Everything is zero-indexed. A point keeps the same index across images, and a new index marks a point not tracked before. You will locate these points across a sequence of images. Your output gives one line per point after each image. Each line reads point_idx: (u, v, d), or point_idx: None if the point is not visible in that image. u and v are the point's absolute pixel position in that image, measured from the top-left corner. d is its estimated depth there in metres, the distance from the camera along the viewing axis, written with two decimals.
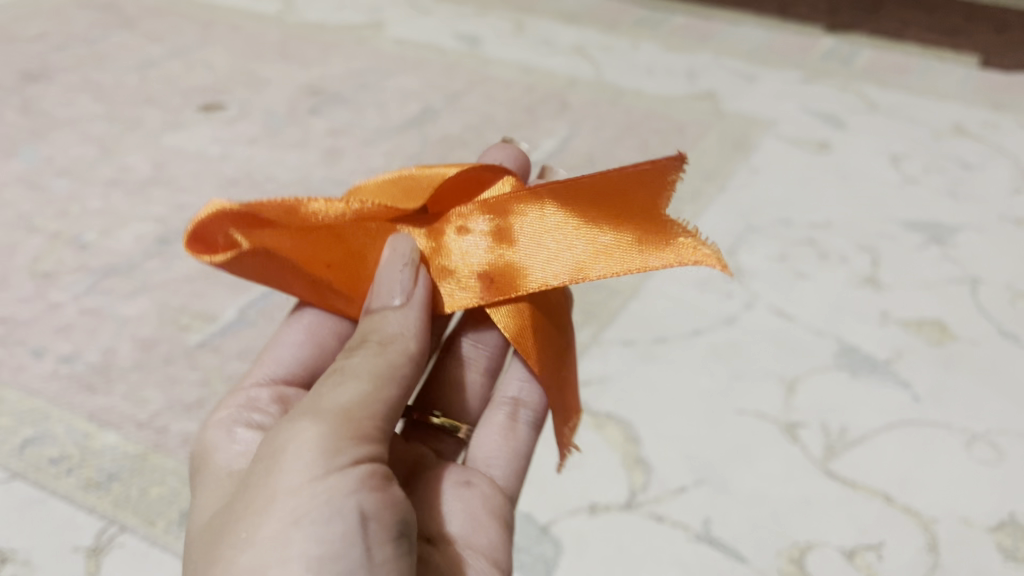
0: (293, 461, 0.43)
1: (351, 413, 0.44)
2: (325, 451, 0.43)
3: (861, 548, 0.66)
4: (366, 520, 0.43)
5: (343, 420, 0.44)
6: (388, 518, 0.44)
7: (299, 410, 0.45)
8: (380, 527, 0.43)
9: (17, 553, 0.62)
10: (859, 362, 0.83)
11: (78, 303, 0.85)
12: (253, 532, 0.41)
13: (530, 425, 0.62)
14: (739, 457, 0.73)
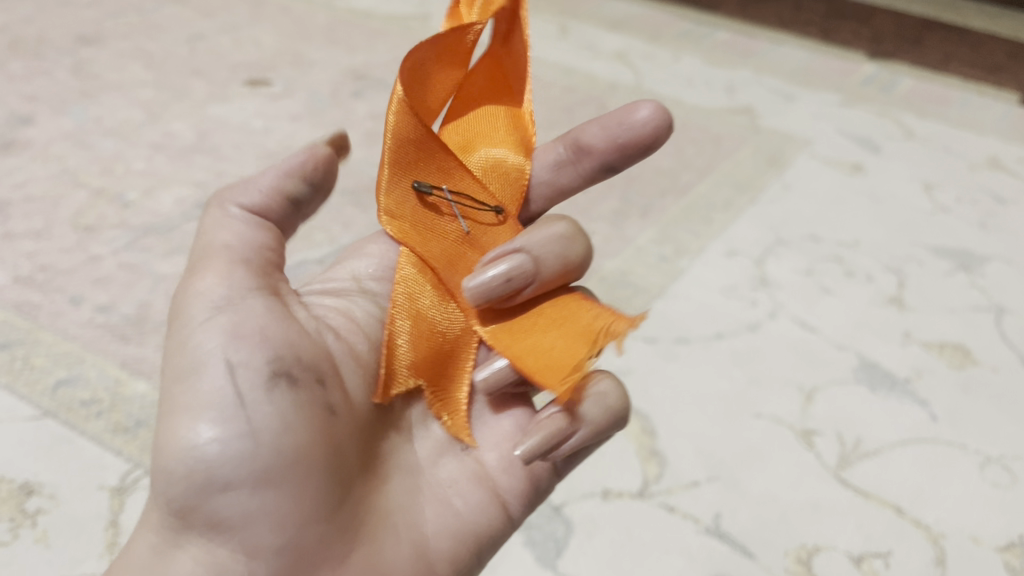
0: (194, 314, 0.46)
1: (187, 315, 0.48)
2: (175, 341, 0.46)
3: (869, 556, 0.66)
4: (236, 366, 0.44)
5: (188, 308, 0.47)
6: (260, 362, 0.44)
7: (216, 261, 0.48)
8: (250, 371, 0.44)
9: (44, 487, 0.64)
10: (879, 378, 0.83)
11: (118, 258, 0.87)
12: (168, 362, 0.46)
13: (484, 500, 0.52)
14: (753, 458, 0.73)
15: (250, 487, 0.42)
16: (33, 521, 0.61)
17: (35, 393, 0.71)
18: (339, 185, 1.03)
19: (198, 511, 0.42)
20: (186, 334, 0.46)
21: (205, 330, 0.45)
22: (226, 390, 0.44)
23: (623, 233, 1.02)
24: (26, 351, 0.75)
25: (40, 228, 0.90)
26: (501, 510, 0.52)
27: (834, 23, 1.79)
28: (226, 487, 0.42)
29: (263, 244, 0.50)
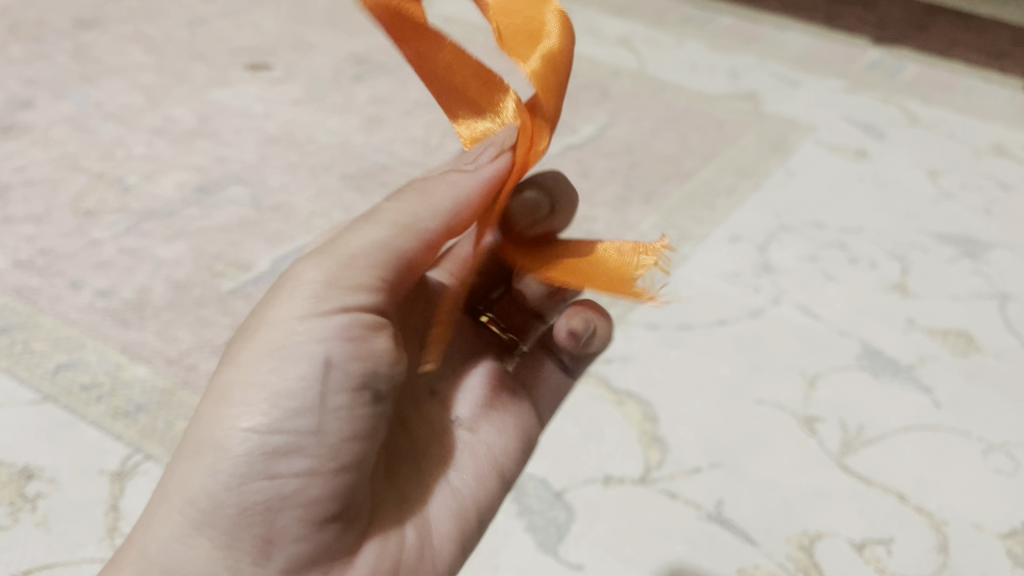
0: (297, 302, 0.46)
1: (301, 296, 0.46)
2: (272, 323, 0.46)
3: (871, 542, 0.66)
4: (328, 367, 0.45)
5: (299, 285, 0.46)
6: (353, 368, 0.46)
7: (328, 253, 0.47)
8: (340, 376, 0.46)
9: (44, 471, 0.63)
10: (881, 365, 0.83)
11: (118, 242, 0.87)
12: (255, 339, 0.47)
13: (493, 471, 0.55)
14: (756, 444, 0.73)
15: (308, 484, 0.45)
16: (34, 505, 0.61)
17: (35, 376, 0.71)
18: (340, 170, 1.03)
19: (236, 493, 0.44)
20: (283, 317, 0.46)
21: (315, 322, 0.46)
22: (308, 391, 0.45)
23: (625, 219, 1.01)
24: (26, 335, 0.74)
25: (40, 212, 0.90)
26: (502, 475, 0.56)
27: (839, 9, 1.78)
28: (272, 475, 0.45)
29: (389, 262, 0.47)
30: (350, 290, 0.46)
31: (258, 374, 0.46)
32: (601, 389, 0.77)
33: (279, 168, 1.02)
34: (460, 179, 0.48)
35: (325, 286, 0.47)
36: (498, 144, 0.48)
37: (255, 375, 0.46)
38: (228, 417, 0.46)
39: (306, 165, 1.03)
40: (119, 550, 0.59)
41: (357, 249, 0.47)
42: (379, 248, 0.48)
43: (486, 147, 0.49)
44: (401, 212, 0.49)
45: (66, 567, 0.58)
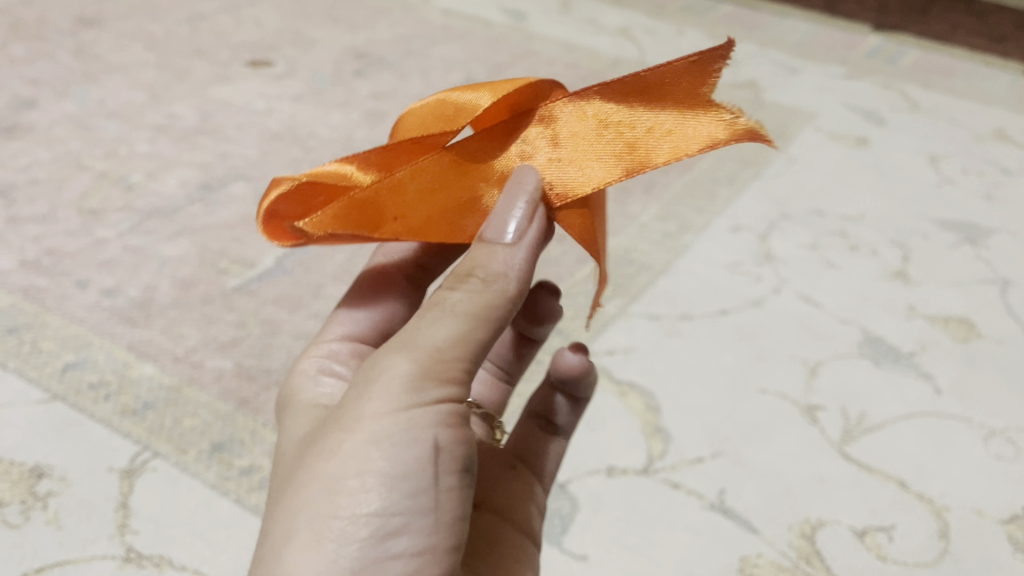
0: (376, 395, 0.40)
1: (377, 370, 0.41)
2: (347, 425, 0.40)
3: (872, 529, 0.66)
4: (442, 450, 0.40)
5: (379, 375, 0.40)
6: (459, 452, 0.41)
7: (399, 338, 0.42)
8: (452, 460, 0.41)
9: (54, 469, 0.64)
10: (883, 352, 0.83)
11: (123, 241, 0.87)
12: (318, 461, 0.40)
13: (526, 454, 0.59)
14: (759, 433, 0.74)
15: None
16: (44, 503, 0.62)
17: (43, 375, 0.71)
18: None
19: None
20: (368, 413, 0.40)
21: (403, 415, 0.39)
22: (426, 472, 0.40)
23: (626, 210, 1.01)
24: (34, 335, 0.75)
25: (45, 212, 0.91)
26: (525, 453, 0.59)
27: None
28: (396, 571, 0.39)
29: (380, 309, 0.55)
30: (442, 360, 0.40)
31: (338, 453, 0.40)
32: (604, 381, 0.78)
33: (281, 164, 1.02)
34: (506, 250, 0.41)
35: (401, 362, 0.40)
36: (533, 201, 0.42)
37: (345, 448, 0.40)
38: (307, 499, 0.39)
39: (308, 161, 1.03)
40: (130, 547, 0.60)
41: (426, 327, 0.40)
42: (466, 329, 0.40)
43: (519, 195, 0.42)
44: (454, 292, 0.41)
45: (78, 564, 0.58)
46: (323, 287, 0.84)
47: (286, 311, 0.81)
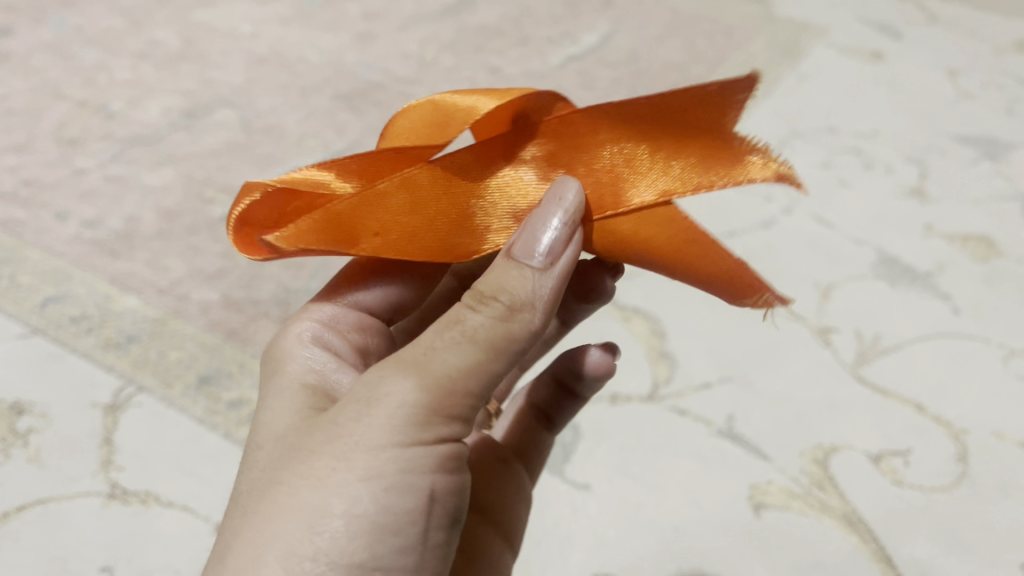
0: (377, 428, 0.37)
1: (381, 394, 0.37)
2: (339, 449, 0.37)
3: (887, 454, 0.63)
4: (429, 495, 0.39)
5: (391, 408, 0.37)
6: (446, 498, 0.41)
7: (407, 355, 0.38)
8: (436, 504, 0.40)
9: (35, 406, 0.62)
10: (899, 273, 0.80)
11: (104, 170, 0.84)
12: (306, 491, 0.37)
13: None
14: (770, 357, 0.71)
15: None
16: (25, 440, 0.59)
17: (23, 310, 0.69)
18: (332, 89, 0.99)
19: None
20: (365, 442, 0.37)
21: (403, 456, 0.37)
22: (410, 522, 0.39)
23: None
24: (12, 269, 0.72)
25: (22, 142, 0.87)
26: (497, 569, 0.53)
27: None
28: None
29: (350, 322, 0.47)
30: (453, 395, 0.38)
31: (323, 483, 0.37)
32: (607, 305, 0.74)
33: (268, 90, 0.98)
34: (535, 275, 0.38)
35: (410, 393, 0.37)
36: (570, 219, 0.38)
37: (324, 479, 0.37)
38: (279, 525, 0.36)
39: (296, 86, 0.99)
40: (114, 483, 0.57)
41: (443, 350, 0.38)
42: (461, 344, 0.37)
43: (556, 210, 0.38)
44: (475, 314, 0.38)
45: (61, 502, 0.56)
46: None
47: None
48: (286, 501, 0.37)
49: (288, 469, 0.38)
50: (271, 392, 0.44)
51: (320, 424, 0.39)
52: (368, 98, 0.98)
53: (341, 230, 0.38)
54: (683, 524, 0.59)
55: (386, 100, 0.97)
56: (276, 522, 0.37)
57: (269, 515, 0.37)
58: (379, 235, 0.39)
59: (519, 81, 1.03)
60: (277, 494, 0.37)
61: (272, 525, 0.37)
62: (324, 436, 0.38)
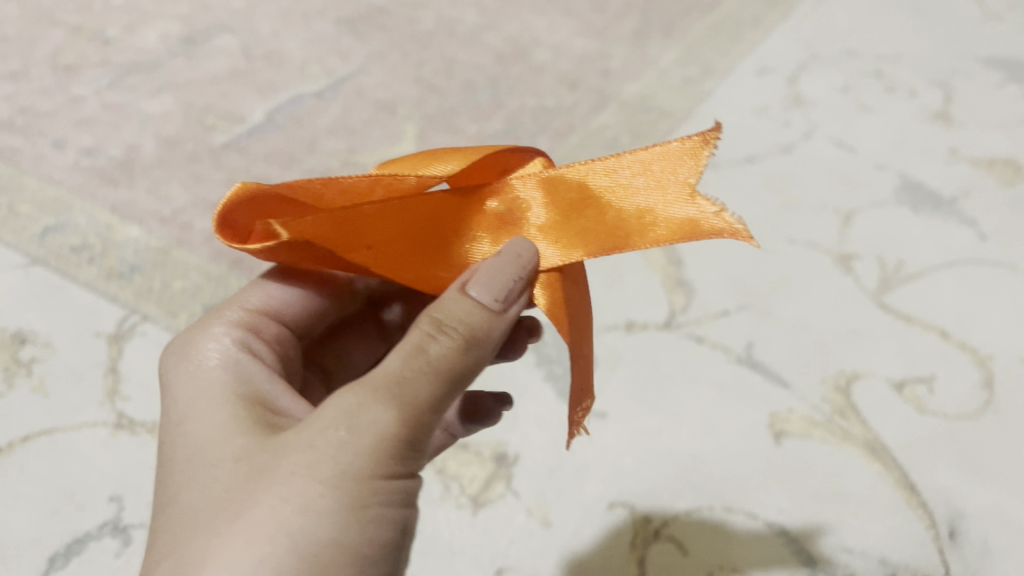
0: (355, 456, 0.30)
1: (357, 417, 0.31)
2: (310, 474, 0.30)
3: (911, 381, 0.62)
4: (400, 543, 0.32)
5: (371, 432, 0.30)
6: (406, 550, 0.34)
7: (376, 376, 0.32)
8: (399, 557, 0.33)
9: (38, 336, 0.60)
10: (922, 199, 0.77)
11: (101, 98, 0.81)
12: (276, 524, 0.29)
13: None
14: (789, 284, 0.69)
15: None
16: (29, 370, 0.58)
17: (22, 239, 0.67)
18: (335, 13, 0.95)
19: None
20: (343, 470, 0.30)
21: (385, 492, 0.31)
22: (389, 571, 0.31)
23: (645, 54, 0.93)
24: (10, 197, 0.70)
25: (16, 70, 0.84)
26: None
27: None
28: None
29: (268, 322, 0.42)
30: (426, 423, 0.32)
31: (295, 511, 0.29)
32: None
33: (269, 15, 0.94)
34: (490, 316, 0.34)
35: (387, 415, 0.31)
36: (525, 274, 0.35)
37: (299, 499, 0.29)
38: (242, 553, 0.28)
39: (298, 11, 0.95)
40: (121, 412, 0.56)
41: (412, 372, 0.32)
42: (427, 375, 0.32)
43: (512, 266, 0.34)
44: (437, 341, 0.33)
45: (66, 432, 0.55)
46: (317, 144, 0.78)
47: (280, 168, 0.75)
48: (250, 525, 0.29)
49: (246, 501, 0.30)
50: (201, 403, 0.36)
51: (276, 450, 0.31)
52: (373, 22, 0.94)
53: (344, 234, 0.35)
54: (702, 452, 0.57)
55: (391, 25, 0.94)
56: (240, 546, 0.29)
57: (230, 536, 0.29)
58: (374, 249, 0.36)
59: (528, 5, 0.99)
60: (238, 527, 0.29)
61: (234, 553, 0.29)
62: (287, 462, 0.30)
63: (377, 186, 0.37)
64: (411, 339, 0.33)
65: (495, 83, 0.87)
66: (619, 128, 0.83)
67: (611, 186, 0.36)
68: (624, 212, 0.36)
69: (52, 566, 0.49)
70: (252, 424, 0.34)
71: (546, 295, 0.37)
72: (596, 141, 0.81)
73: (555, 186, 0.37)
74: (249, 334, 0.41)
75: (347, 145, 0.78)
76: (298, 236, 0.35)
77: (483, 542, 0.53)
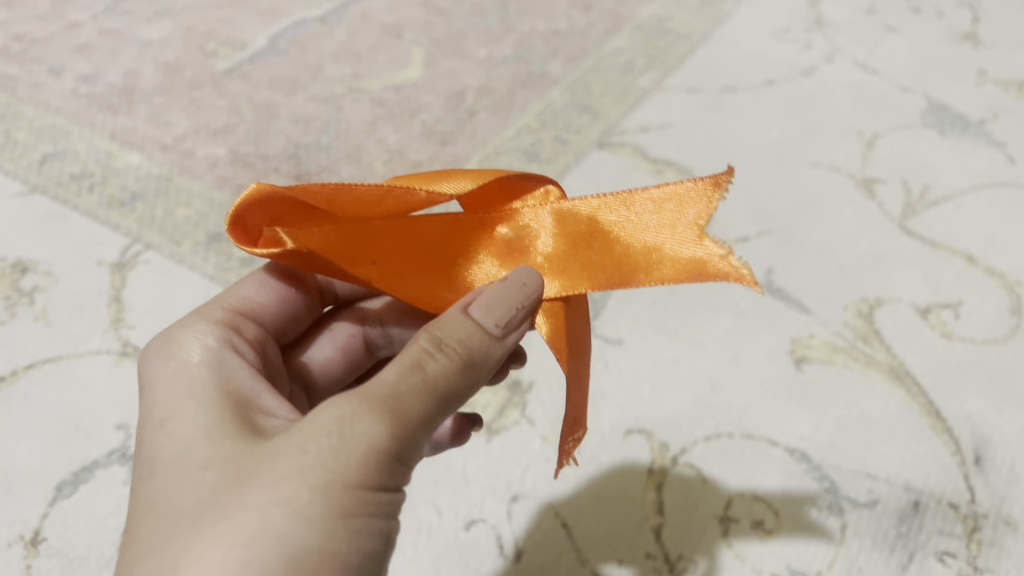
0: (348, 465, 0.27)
1: (351, 426, 0.28)
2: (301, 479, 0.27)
3: (937, 307, 0.60)
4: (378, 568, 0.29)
5: (365, 441, 0.28)
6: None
7: (364, 388, 0.29)
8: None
9: (40, 265, 0.59)
10: (949, 122, 0.74)
11: (99, 24, 0.79)
12: (269, 528, 0.26)
13: None
14: (811, 209, 0.66)
15: None
16: (31, 299, 0.57)
17: (21, 168, 0.65)
18: None
19: None
20: (336, 477, 0.27)
21: (371, 508, 0.28)
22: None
23: None
24: (7, 125, 0.68)
25: None
26: None
27: None
28: None
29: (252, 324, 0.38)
30: (415, 441, 0.29)
31: (286, 515, 0.26)
32: (637, 158, 0.69)
33: None
34: (488, 341, 0.32)
35: (380, 428, 0.28)
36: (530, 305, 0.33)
37: (289, 503, 0.26)
38: (225, 558, 0.25)
39: None
40: (126, 341, 0.55)
41: (407, 386, 0.29)
42: (424, 392, 0.30)
43: (515, 296, 0.32)
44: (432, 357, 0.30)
45: (71, 360, 0.54)
46: (321, 69, 0.76)
47: (283, 94, 0.73)
48: (233, 531, 0.26)
49: (228, 506, 0.27)
50: (176, 397, 0.32)
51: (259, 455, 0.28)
52: None
53: (347, 247, 0.33)
54: (721, 379, 0.56)
55: None
56: (222, 553, 0.25)
57: (212, 540, 0.26)
58: (377, 265, 0.34)
59: None
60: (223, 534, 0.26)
61: (215, 560, 0.25)
62: (274, 468, 0.27)
63: (386, 200, 0.34)
64: (408, 353, 0.30)
65: (505, 6, 0.84)
66: (633, 52, 0.80)
67: (622, 220, 0.33)
68: (632, 247, 0.33)
69: (59, 494, 0.48)
70: (234, 421, 0.30)
71: (549, 324, 0.34)
72: (611, 65, 0.78)
73: (566, 217, 0.34)
74: (231, 334, 0.37)
75: (352, 71, 0.76)
76: (303, 247, 0.33)
77: (498, 469, 0.51)
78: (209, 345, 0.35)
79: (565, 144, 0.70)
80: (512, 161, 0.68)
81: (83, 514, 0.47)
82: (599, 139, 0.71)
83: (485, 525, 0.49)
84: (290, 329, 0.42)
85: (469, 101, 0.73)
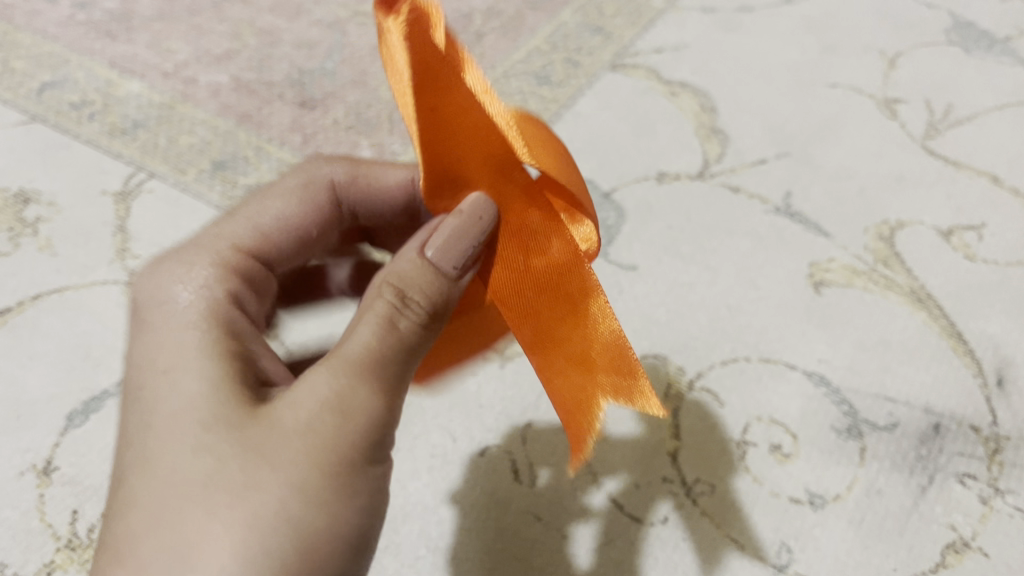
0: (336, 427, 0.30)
1: (337, 398, 0.30)
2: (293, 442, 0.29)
3: (959, 229, 0.58)
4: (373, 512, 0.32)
5: (348, 405, 0.30)
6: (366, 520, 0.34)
7: (344, 355, 0.31)
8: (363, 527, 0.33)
9: (43, 195, 0.58)
10: (975, 39, 0.72)
11: None
12: (265, 490, 0.28)
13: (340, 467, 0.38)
14: (830, 131, 0.65)
15: None
16: (35, 229, 0.56)
17: (19, 97, 0.63)
18: None
19: None
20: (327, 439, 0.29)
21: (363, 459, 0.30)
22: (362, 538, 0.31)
23: None
24: (4, 54, 0.66)
25: None
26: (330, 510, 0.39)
27: None
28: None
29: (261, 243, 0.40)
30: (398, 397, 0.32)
31: (279, 478, 0.28)
32: (651, 81, 0.67)
33: None
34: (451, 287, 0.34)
35: (365, 391, 0.31)
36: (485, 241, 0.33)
37: (282, 472, 0.28)
38: (229, 524, 0.27)
39: None
40: (132, 271, 0.54)
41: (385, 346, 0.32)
42: (396, 351, 0.32)
43: (467, 230, 0.33)
44: (406, 316, 0.33)
45: (77, 290, 0.53)
46: None
47: (286, 19, 0.71)
48: (231, 496, 0.28)
49: (219, 465, 0.29)
50: (164, 344, 0.33)
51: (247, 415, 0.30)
52: None
53: (440, 127, 0.30)
54: (738, 303, 0.55)
55: None
56: (223, 516, 0.28)
57: (211, 502, 0.28)
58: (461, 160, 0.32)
59: None
60: (217, 493, 0.28)
61: (218, 525, 0.27)
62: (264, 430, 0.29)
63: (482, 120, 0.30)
64: (377, 312, 0.32)
65: None
66: None
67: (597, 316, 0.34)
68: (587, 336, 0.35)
69: (70, 424, 0.48)
70: (217, 367, 0.32)
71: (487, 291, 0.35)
72: None
73: (567, 267, 0.34)
74: (231, 274, 0.38)
75: None
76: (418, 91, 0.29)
77: (511, 395, 0.51)
78: (203, 280, 0.36)
79: (577, 67, 0.68)
80: (522, 85, 0.66)
81: (95, 444, 0.47)
82: (611, 61, 0.69)
83: (499, 451, 0.49)
84: (299, 258, 0.43)
85: (477, 24, 0.71)
